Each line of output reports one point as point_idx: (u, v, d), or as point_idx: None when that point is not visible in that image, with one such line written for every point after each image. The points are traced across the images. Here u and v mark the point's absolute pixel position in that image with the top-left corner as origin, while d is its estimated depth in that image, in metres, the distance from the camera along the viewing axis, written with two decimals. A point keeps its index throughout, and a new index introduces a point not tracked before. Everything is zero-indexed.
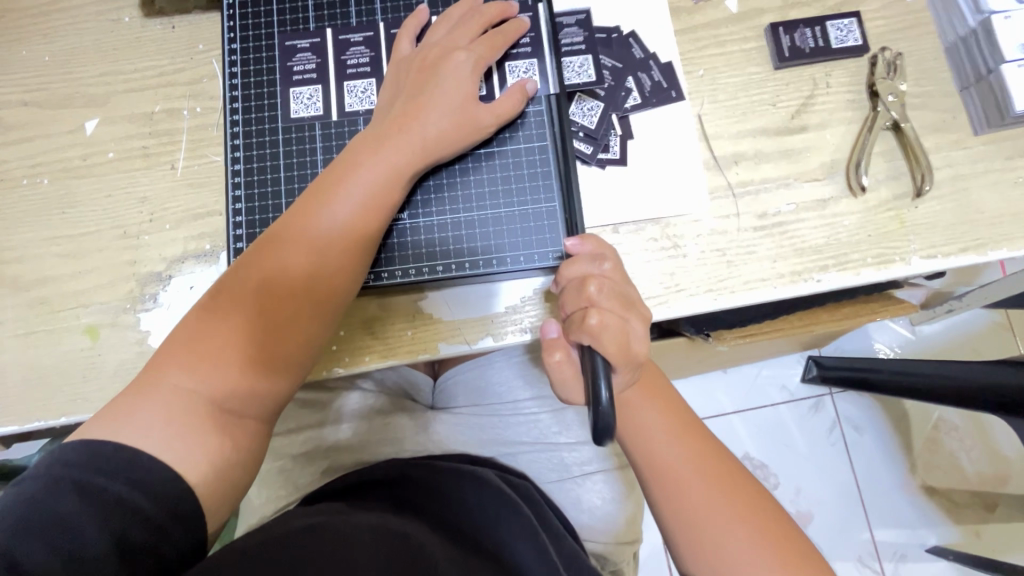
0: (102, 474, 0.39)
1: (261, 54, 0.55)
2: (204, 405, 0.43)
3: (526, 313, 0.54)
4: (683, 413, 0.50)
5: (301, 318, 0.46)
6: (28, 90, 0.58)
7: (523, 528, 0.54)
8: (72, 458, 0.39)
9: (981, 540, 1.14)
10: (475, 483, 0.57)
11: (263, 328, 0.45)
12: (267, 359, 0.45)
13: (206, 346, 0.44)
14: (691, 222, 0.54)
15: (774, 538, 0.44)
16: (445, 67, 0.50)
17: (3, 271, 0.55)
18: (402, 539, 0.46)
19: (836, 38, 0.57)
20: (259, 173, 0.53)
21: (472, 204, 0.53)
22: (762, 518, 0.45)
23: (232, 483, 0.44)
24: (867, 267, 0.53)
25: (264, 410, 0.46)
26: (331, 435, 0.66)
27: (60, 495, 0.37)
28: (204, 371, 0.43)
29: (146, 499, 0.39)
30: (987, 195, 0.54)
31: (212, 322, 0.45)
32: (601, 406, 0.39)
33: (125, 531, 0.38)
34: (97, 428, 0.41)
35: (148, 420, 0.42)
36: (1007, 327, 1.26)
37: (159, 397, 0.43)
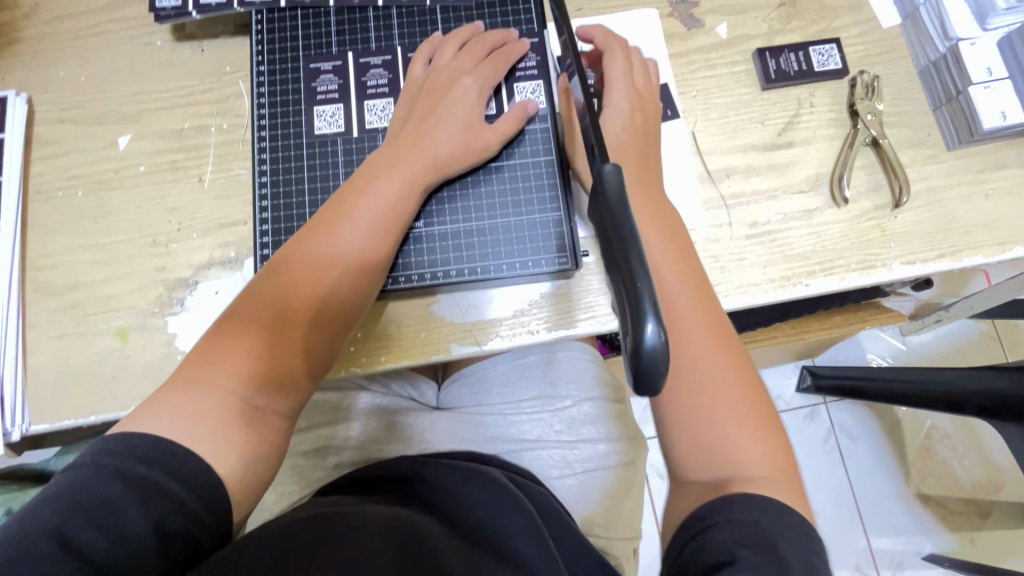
0: (141, 462, 0.41)
1: (286, 75, 0.59)
2: (233, 400, 0.45)
3: (533, 314, 0.57)
4: (692, 263, 0.50)
5: (321, 321, 0.49)
6: (65, 108, 0.62)
7: (527, 521, 0.55)
8: (115, 447, 0.41)
9: (975, 547, 1.16)
10: (480, 482, 0.58)
11: (286, 328, 0.48)
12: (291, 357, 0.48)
13: (232, 345, 0.47)
14: (687, 230, 0.58)
15: (744, 395, 0.46)
16: (456, 91, 0.54)
17: (38, 277, 0.58)
18: (410, 530, 0.48)
19: (818, 62, 0.61)
20: (284, 185, 0.57)
21: (483, 213, 0.56)
22: (741, 374, 0.46)
23: (258, 476, 0.46)
24: (851, 273, 0.57)
25: (287, 408, 0.49)
26: (342, 433, 0.69)
27: (103, 481, 0.40)
28: (231, 370, 0.46)
29: (181, 487, 0.41)
30: (960, 206, 0.58)
31: (236, 326, 0.48)
32: (647, 347, 0.27)
33: (161, 516, 0.39)
34: (134, 422, 0.43)
35: (179, 413, 0.44)
36: (993, 336, 1.30)
37: (190, 394, 0.45)
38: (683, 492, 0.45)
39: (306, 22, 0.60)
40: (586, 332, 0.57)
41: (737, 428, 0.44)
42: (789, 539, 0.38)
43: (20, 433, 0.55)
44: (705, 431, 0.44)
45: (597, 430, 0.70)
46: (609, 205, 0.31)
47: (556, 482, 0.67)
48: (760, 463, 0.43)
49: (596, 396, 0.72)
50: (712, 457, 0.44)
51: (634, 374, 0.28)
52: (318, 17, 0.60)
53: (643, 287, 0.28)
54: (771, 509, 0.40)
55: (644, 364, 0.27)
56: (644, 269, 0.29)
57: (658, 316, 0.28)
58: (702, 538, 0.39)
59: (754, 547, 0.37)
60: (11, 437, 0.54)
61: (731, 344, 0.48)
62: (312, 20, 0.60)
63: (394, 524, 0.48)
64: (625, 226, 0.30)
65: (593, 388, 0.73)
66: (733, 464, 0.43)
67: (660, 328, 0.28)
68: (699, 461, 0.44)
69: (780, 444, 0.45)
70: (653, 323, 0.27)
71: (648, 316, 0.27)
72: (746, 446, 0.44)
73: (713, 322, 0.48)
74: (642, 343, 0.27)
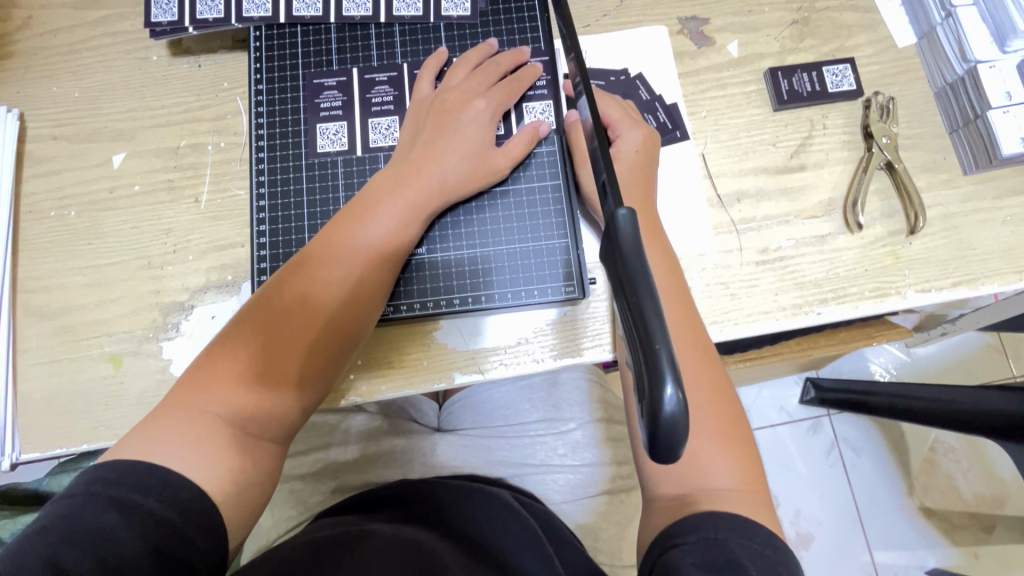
0: (138, 490, 0.39)
1: (286, 93, 0.57)
2: (228, 432, 0.44)
3: (539, 342, 0.55)
4: (673, 263, 0.51)
5: (320, 347, 0.47)
6: (58, 125, 0.60)
7: (529, 540, 0.54)
8: (107, 476, 0.39)
9: (980, 563, 1.15)
10: (481, 499, 0.57)
11: (283, 358, 0.46)
12: (288, 389, 0.47)
13: (227, 374, 0.45)
14: (696, 256, 0.57)
15: (715, 397, 0.46)
16: (466, 112, 0.53)
17: (29, 300, 0.57)
18: (416, 546, 0.48)
19: (831, 82, 0.60)
20: (283, 208, 0.55)
21: (488, 239, 0.55)
22: (712, 374, 0.47)
23: (253, 510, 0.45)
24: (865, 300, 0.56)
25: (281, 442, 0.47)
26: (339, 456, 0.67)
27: (97, 511, 0.38)
28: (228, 397, 0.44)
29: (179, 514, 0.39)
30: (977, 232, 0.57)
31: (234, 350, 0.46)
32: (665, 413, 0.25)
33: (160, 543, 0.38)
34: (129, 450, 0.42)
35: (170, 449, 0.42)
36: (999, 350, 1.29)
37: (185, 423, 0.43)
38: (653, 509, 0.45)
39: (306, 39, 0.58)
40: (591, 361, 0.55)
41: (706, 443, 0.45)
42: (753, 555, 0.39)
43: (10, 462, 0.53)
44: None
45: (602, 454, 0.69)
46: (622, 255, 0.30)
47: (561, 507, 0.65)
48: (727, 478, 0.44)
49: (599, 418, 0.70)
50: (679, 472, 0.45)
51: (651, 438, 0.26)
52: (319, 33, 0.59)
53: (660, 348, 0.26)
54: (735, 527, 0.40)
55: (662, 429, 0.26)
56: (662, 328, 0.27)
57: (677, 378, 0.26)
58: (665, 561, 0.40)
59: (718, 569, 0.38)
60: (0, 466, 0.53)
61: (709, 362, 0.48)
62: (313, 37, 0.59)
63: (402, 543, 0.48)
64: (640, 278, 0.29)
65: (596, 411, 0.71)
66: (700, 480, 0.44)
67: (679, 391, 0.26)
68: (667, 475, 0.45)
69: (749, 460, 0.45)
70: (672, 386, 0.26)
71: (667, 379, 0.26)
72: (712, 455, 0.44)
73: (693, 338, 0.48)
74: (660, 408, 0.26)
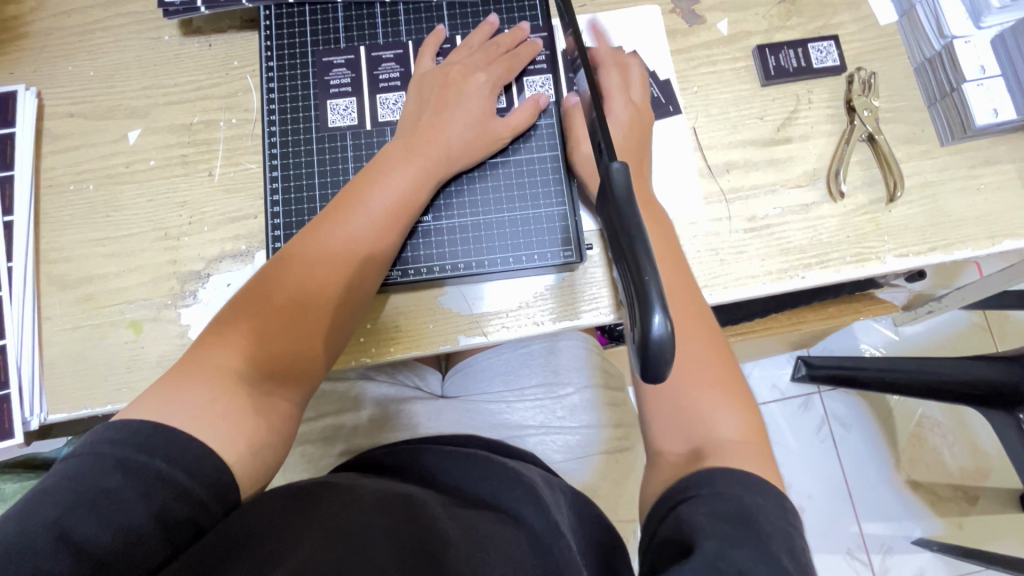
0: (142, 452, 0.41)
1: (296, 70, 0.60)
2: (246, 389, 0.46)
3: (539, 305, 0.58)
4: (667, 233, 0.55)
5: (334, 305, 0.50)
6: (75, 103, 0.63)
7: (526, 495, 0.52)
8: (115, 437, 0.41)
9: (964, 531, 1.20)
10: (474, 460, 0.57)
11: (302, 318, 0.49)
12: (304, 346, 0.49)
13: (247, 331, 0.48)
14: (688, 224, 0.60)
15: (710, 350, 0.50)
16: (467, 87, 0.56)
17: (51, 270, 0.59)
18: (404, 499, 0.48)
19: (817, 58, 0.63)
20: (295, 178, 0.58)
21: (490, 206, 0.58)
22: (706, 330, 0.51)
23: (267, 464, 0.47)
24: (846, 265, 0.59)
25: (296, 400, 0.50)
26: (350, 421, 0.70)
27: (104, 471, 0.40)
28: (247, 352, 0.47)
29: (183, 474, 0.41)
30: (952, 200, 0.60)
31: (250, 310, 0.49)
32: (653, 340, 0.29)
33: (163, 503, 0.40)
34: (141, 411, 0.44)
35: (193, 401, 0.44)
36: (984, 327, 1.33)
37: (204, 380, 0.46)
38: (659, 466, 0.48)
39: (314, 18, 0.61)
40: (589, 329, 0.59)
41: (706, 395, 0.48)
42: (767, 515, 0.39)
43: (39, 422, 0.56)
44: (681, 399, 0.48)
45: (598, 417, 0.72)
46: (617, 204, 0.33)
47: (561, 466, 0.69)
48: (729, 433, 0.47)
49: (595, 384, 0.74)
50: (684, 428, 0.48)
51: (641, 363, 0.30)
52: (327, 13, 0.61)
53: (650, 279, 0.30)
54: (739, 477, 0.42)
55: (652, 354, 0.29)
56: (651, 264, 0.30)
57: (665, 308, 0.29)
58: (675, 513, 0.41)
59: (731, 517, 0.39)
60: (30, 426, 0.56)
61: (706, 322, 0.52)
62: (320, 16, 0.61)
63: (389, 497, 0.48)
64: (632, 223, 0.32)
65: (598, 377, 0.75)
66: (704, 435, 0.47)
67: (667, 318, 0.29)
68: (672, 432, 0.48)
69: (751, 419, 0.48)
70: (660, 315, 0.29)
71: (655, 308, 0.29)
72: (710, 403, 0.48)
73: (692, 307, 0.52)
74: (651, 334, 0.29)
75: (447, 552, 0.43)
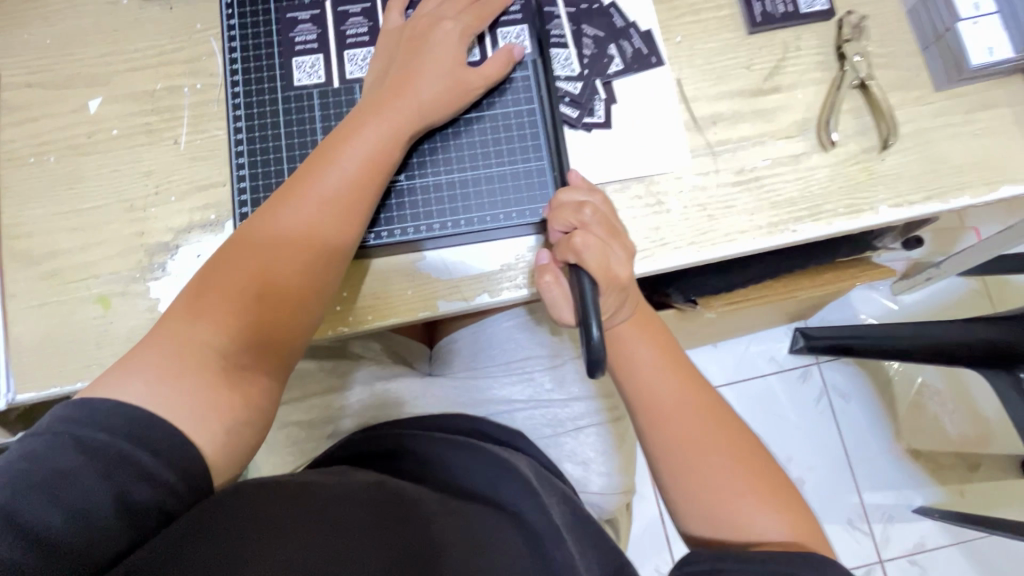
0: (101, 429, 0.38)
1: (260, 29, 0.57)
2: (218, 361, 0.44)
3: (520, 269, 0.56)
4: (650, 316, 0.54)
5: (307, 272, 0.48)
6: (32, 72, 0.60)
7: (522, 488, 0.52)
8: (74, 416, 0.39)
9: (965, 499, 1.19)
10: (469, 449, 0.56)
11: (274, 285, 0.47)
12: (281, 315, 0.47)
13: (218, 301, 0.45)
14: (673, 179, 0.57)
15: (720, 429, 0.49)
16: (435, 36, 0.53)
17: (15, 246, 0.57)
18: (396, 497, 0.46)
19: (805, 3, 0.60)
20: (261, 140, 0.56)
21: (466, 164, 0.55)
22: (708, 410, 0.50)
23: (242, 443, 0.44)
24: (839, 217, 0.57)
25: (273, 371, 0.48)
26: (336, 402, 0.67)
27: (61, 452, 0.37)
28: (217, 324, 0.45)
29: (149, 454, 0.39)
30: (948, 146, 0.58)
31: (218, 277, 0.46)
32: (592, 341, 0.44)
33: (126, 485, 0.37)
34: (104, 388, 0.41)
35: (163, 374, 0.42)
36: (983, 292, 1.31)
37: (173, 353, 0.43)
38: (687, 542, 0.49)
39: None
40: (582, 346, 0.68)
41: (730, 482, 0.47)
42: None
43: (7, 403, 0.54)
44: (707, 494, 0.47)
45: (592, 389, 0.69)
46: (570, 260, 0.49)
47: (550, 441, 0.67)
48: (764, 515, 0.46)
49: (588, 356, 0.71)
50: (712, 514, 0.47)
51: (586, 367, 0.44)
52: None
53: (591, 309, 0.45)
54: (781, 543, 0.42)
55: (591, 359, 0.44)
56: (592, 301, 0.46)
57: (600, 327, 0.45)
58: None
59: None
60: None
61: (709, 398, 0.50)
62: None
63: (380, 494, 0.46)
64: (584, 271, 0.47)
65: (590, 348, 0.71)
66: (737, 519, 0.46)
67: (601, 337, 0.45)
68: (704, 519, 0.47)
69: (769, 480, 0.47)
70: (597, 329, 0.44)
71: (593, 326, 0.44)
72: (731, 488, 0.47)
73: (680, 371, 0.51)
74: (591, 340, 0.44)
75: (444, 560, 0.42)
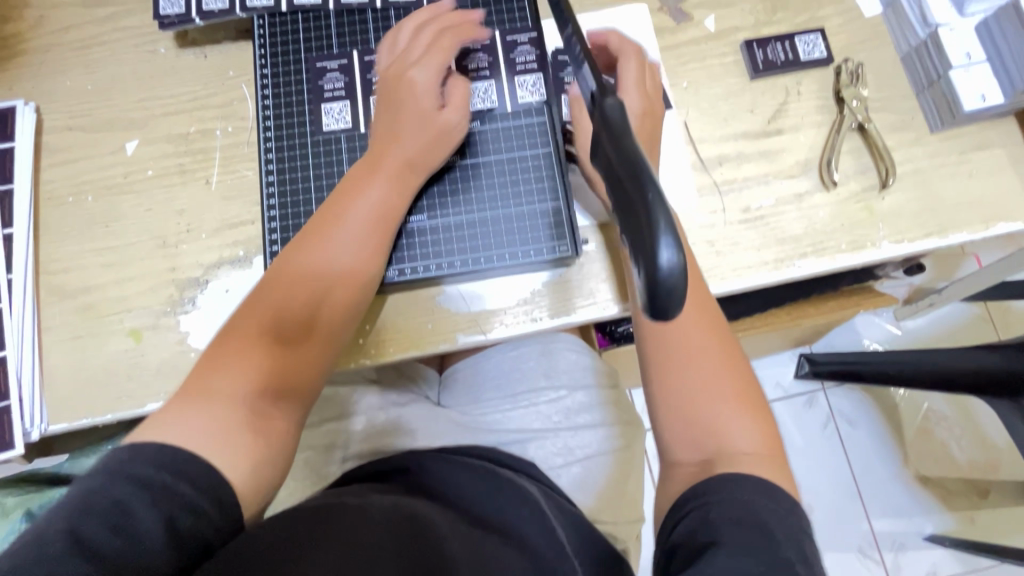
0: (149, 466, 0.41)
1: (290, 77, 0.61)
2: (242, 407, 0.46)
3: (536, 302, 0.59)
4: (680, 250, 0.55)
5: (328, 317, 0.51)
6: (72, 116, 0.64)
7: (535, 518, 0.53)
8: (123, 455, 0.42)
9: (975, 525, 1.18)
10: (483, 473, 0.57)
11: (295, 331, 0.49)
12: (301, 360, 0.50)
13: (228, 352, 0.47)
14: (682, 217, 0.60)
15: (722, 360, 0.50)
16: (413, 84, 0.55)
17: (51, 281, 0.60)
18: (414, 518, 0.48)
19: (804, 51, 0.63)
20: (291, 181, 0.59)
21: (485, 204, 0.58)
22: (717, 339, 0.51)
23: (270, 478, 0.46)
24: (842, 253, 0.59)
25: (292, 411, 0.49)
26: (347, 430, 0.66)
27: (114, 486, 0.39)
28: (239, 375, 0.47)
29: (191, 488, 0.41)
30: (945, 186, 0.60)
31: (236, 332, 0.49)
32: (663, 269, 0.27)
33: (171, 513, 0.39)
34: (144, 432, 0.44)
35: (194, 425, 0.44)
36: (986, 318, 1.32)
37: (200, 404, 0.45)
38: (674, 473, 0.49)
39: (306, 27, 0.62)
40: (598, 318, 0.59)
41: (723, 411, 0.48)
42: (779, 520, 0.42)
43: (40, 433, 0.56)
44: (695, 420, 0.49)
45: (601, 416, 0.69)
46: (612, 135, 0.32)
47: (560, 472, 0.64)
48: (744, 442, 0.47)
49: (603, 386, 0.71)
50: (698, 436, 0.48)
51: (651, 299, 0.28)
52: (318, 20, 0.62)
53: (656, 208, 0.28)
54: (770, 504, 0.42)
55: (658, 286, 0.27)
56: (655, 185, 0.29)
57: (673, 237, 0.28)
58: (698, 513, 0.43)
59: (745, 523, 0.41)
60: (30, 437, 0.56)
61: (718, 332, 0.52)
62: (313, 23, 0.62)
63: (397, 514, 0.47)
64: (628, 148, 0.31)
65: (604, 379, 0.71)
66: (718, 444, 0.47)
67: (676, 249, 0.28)
68: (686, 441, 0.49)
69: (762, 420, 0.49)
70: (669, 247, 0.27)
71: (662, 238, 0.27)
72: (727, 422, 0.48)
73: (699, 303, 0.52)
74: (659, 267, 0.27)
75: None
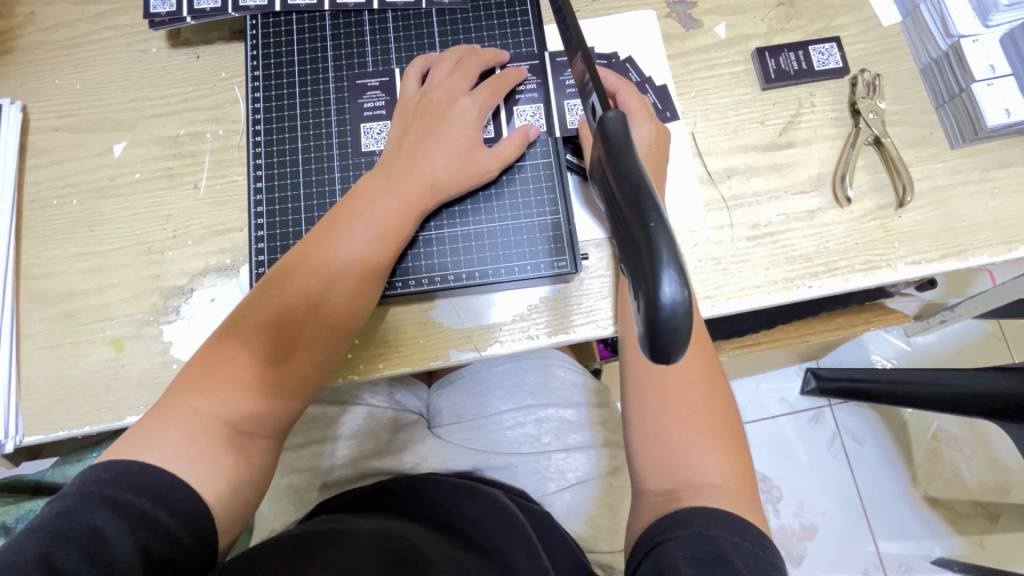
0: (128, 489, 0.39)
1: (282, 81, 0.59)
2: (220, 430, 0.43)
3: (533, 319, 0.56)
4: None
5: (318, 343, 0.47)
6: (60, 116, 0.62)
7: (526, 546, 0.51)
8: (100, 475, 0.39)
9: (985, 551, 1.13)
10: (475, 493, 0.56)
11: (282, 354, 0.46)
12: (286, 390, 0.46)
13: (228, 372, 0.45)
14: (688, 232, 0.57)
15: (706, 389, 0.48)
16: (451, 112, 0.54)
17: (33, 286, 0.58)
18: (399, 541, 0.46)
19: (818, 61, 0.61)
20: (280, 188, 0.57)
21: (481, 216, 0.56)
22: (705, 365, 0.49)
23: (247, 503, 0.44)
24: (855, 273, 0.56)
25: (274, 439, 0.47)
26: (329, 451, 0.62)
27: (89, 510, 0.37)
28: (223, 396, 0.44)
29: (168, 515, 0.39)
30: (965, 205, 0.57)
31: (226, 351, 0.46)
32: (663, 307, 0.25)
33: (147, 543, 0.37)
34: (120, 451, 0.41)
35: (170, 444, 0.42)
36: (999, 336, 1.28)
37: (177, 422, 0.43)
38: (641, 503, 0.46)
39: (302, 35, 0.60)
40: (599, 334, 0.56)
41: (698, 441, 0.46)
42: (743, 554, 0.39)
43: (14, 445, 0.54)
44: (669, 448, 0.46)
45: (592, 437, 0.65)
46: (610, 155, 0.30)
47: (551, 498, 0.62)
48: (714, 474, 0.44)
49: (596, 404, 0.68)
50: (667, 464, 0.46)
51: (651, 337, 0.26)
52: (314, 21, 0.61)
53: (659, 237, 0.26)
54: (743, 542, 0.40)
55: (662, 325, 0.25)
56: (658, 211, 0.27)
57: (678, 269, 0.25)
58: (654, 555, 0.40)
59: (709, 563, 0.38)
60: (4, 449, 0.54)
61: (707, 360, 0.49)
62: (307, 24, 0.61)
63: (383, 537, 0.46)
64: (629, 167, 0.29)
65: (593, 397, 0.68)
66: (688, 475, 0.45)
67: (680, 281, 0.25)
68: (656, 468, 0.46)
69: (741, 460, 0.46)
70: (673, 280, 0.25)
71: (666, 270, 0.25)
72: (702, 456, 0.45)
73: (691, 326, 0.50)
74: (661, 303, 0.25)
75: None
